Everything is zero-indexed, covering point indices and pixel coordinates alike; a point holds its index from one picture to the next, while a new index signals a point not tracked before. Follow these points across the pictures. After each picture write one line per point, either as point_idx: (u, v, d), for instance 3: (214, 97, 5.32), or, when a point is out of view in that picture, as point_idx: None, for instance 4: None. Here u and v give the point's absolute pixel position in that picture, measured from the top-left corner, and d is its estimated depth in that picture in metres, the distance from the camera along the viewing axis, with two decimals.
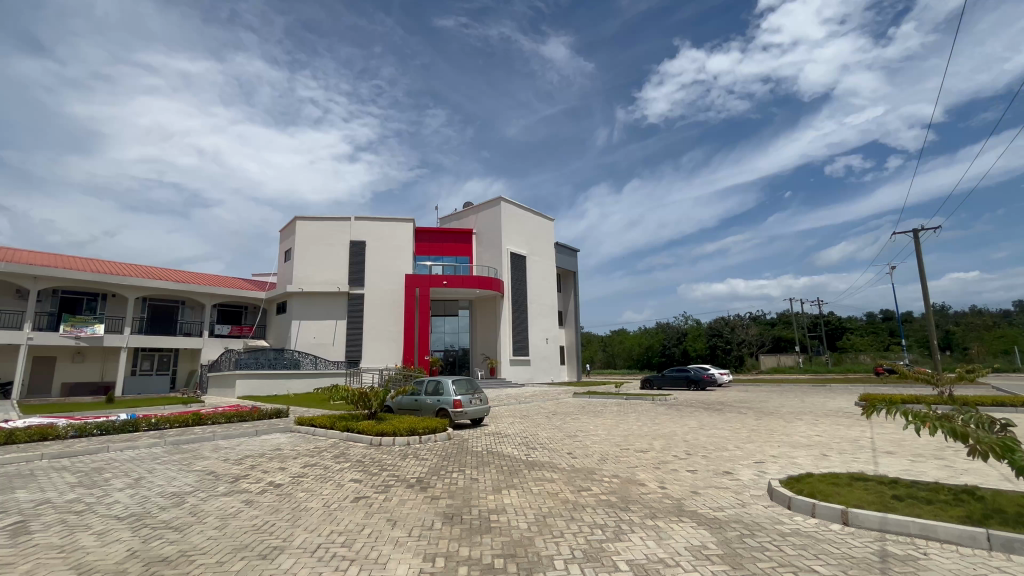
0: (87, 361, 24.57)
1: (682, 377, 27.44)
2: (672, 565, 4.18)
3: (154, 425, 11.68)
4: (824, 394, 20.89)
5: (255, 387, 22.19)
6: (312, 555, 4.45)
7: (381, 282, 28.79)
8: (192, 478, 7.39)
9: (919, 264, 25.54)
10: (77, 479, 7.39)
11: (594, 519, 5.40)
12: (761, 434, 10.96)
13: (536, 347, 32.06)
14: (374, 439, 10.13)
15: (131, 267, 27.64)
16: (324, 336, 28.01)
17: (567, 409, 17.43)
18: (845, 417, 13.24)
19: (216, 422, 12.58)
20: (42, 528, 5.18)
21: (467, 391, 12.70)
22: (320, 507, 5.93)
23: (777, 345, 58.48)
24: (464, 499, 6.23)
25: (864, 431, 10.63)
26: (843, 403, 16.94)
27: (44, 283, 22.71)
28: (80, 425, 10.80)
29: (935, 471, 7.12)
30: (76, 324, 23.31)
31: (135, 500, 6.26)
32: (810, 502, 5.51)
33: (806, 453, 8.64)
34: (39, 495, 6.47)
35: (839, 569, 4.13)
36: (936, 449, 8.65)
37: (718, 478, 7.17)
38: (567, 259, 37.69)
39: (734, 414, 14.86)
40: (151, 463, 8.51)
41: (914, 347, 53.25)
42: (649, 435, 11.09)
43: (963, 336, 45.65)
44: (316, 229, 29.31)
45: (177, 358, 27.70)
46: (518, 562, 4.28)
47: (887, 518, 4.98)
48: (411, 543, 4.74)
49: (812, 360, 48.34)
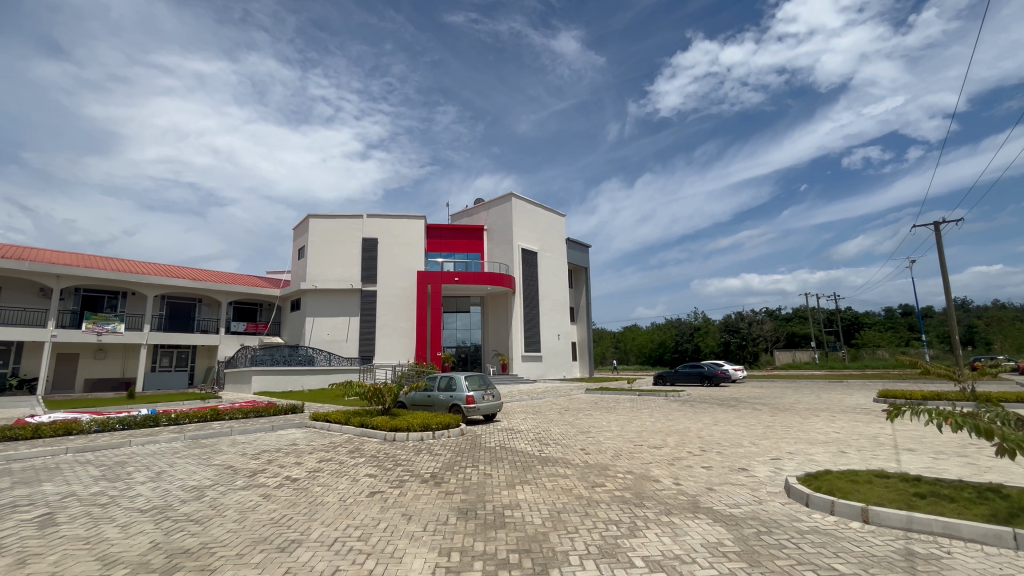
0: (108, 358, 25.08)
1: (695, 373, 27.12)
2: (688, 562, 4.16)
3: (174, 420, 11.89)
4: (842, 391, 20.62)
5: (270, 383, 22.54)
6: (329, 548, 4.51)
7: (393, 279, 28.97)
8: (212, 473, 7.54)
9: (941, 258, 24.94)
10: (102, 472, 7.59)
11: (608, 514, 5.38)
12: (776, 430, 10.81)
13: (547, 343, 32.03)
14: (388, 434, 10.19)
15: (149, 266, 28.11)
16: (338, 333, 28.27)
17: (580, 405, 17.43)
18: (862, 414, 13.07)
19: (233, 417, 12.79)
20: (68, 519, 5.33)
21: (479, 387, 12.76)
22: (336, 501, 6.01)
23: (792, 340, 57.82)
24: (478, 494, 6.25)
25: (883, 427, 10.50)
26: (860, 400, 16.74)
27: (66, 283, 23.28)
28: (102, 420, 11.07)
29: (958, 468, 6.99)
30: (97, 323, 23.82)
31: (157, 493, 6.40)
32: (829, 499, 5.44)
33: (824, 449, 8.54)
34: (66, 488, 6.66)
35: (860, 568, 4.05)
36: (958, 446, 8.49)
37: (735, 474, 7.09)
38: (578, 254, 37.47)
39: (749, 410, 14.71)
40: (172, 458, 8.69)
41: (934, 342, 52.37)
42: (664, 431, 11.02)
43: (985, 331, 44.63)
44: (330, 226, 29.59)
45: (194, 354, 28.32)
46: (533, 557, 4.29)
47: (911, 517, 4.88)
48: (426, 538, 4.77)
49: (828, 356, 47.73)
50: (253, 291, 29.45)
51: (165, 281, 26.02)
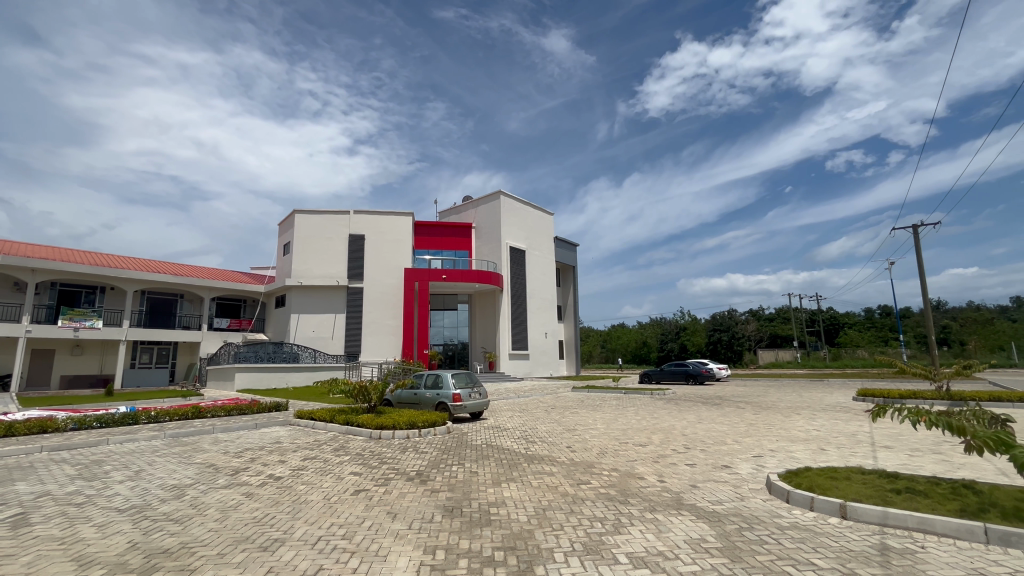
0: (85, 354, 24.61)
1: (681, 371, 27.33)
2: (671, 558, 4.20)
3: (153, 418, 11.68)
4: (823, 389, 20.95)
5: (253, 380, 22.26)
6: (313, 547, 4.47)
7: (380, 276, 28.78)
8: (193, 470, 7.43)
9: (920, 260, 25.43)
10: (77, 471, 7.42)
11: (593, 511, 5.43)
12: (759, 428, 10.95)
13: (535, 342, 32.04)
14: (373, 433, 10.12)
15: (127, 260, 27.45)
16: (323, 330, 28.04)
17: (566, 402, 17.56)
18: (843, 412, 13.26)
19: (215, 414, 12.61)
20: (42, 520, 5.19)
21: (466, 385, 12.78)
22: (320, 499, 5.95)
23: (774, 341, 58.71)
24: (464, 491, 6.26)
25: (862, 425, 10.70)
26: (841, 398, 16.99)
27: (42, 276, 22.64)
28: (79, 417, 10.81)
29: (932, 465, 7.15)
30: (74, 318, 23.33)
31: (135, 492, 6.27)
32: (809, 496, 5.53)
33: (804, 447, 8.69)
34: (39, 488, 6.47)
35: (837, 562, 4.14)
36: (933, 444, 8.69)
37: (717, 471, 7.18)
38: (566, 253, 37.64)
39: (732, 409, 14.82)
40: (152, 456, 8.52)
41: (912, 343, 53.41)
42: (649, 429, 11.07)
43: (960, 332, 45.90)
44: (316, 222, 29.24)
45: (176, 351, 27.82)
46: (518, 554, 4.30)
47: (886, 512, 5.00)
48: (411, 535, 4.76)
49: (809, 355, 48.74)
50: (235, 286, 29.12)
51: (146, 276, 25.54)
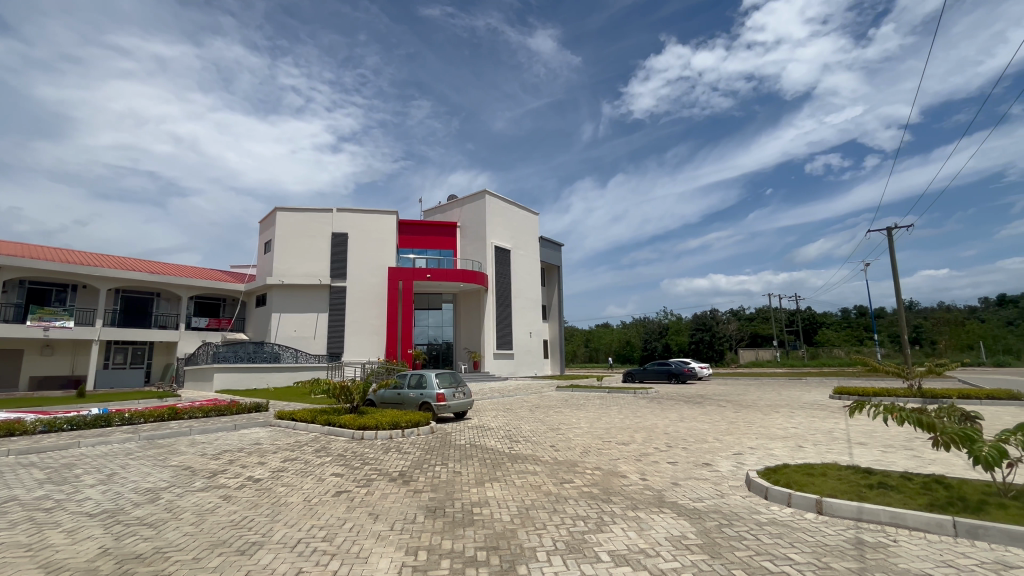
0: (56, 354, 23.87)
1: (663, 370, 27.53)
2: (653, 556, 4.24)
3: (127, 420, 11.38)
4: (801, 388, 21.32)
5: (232, 381, 21.85)
6: (292, 550, 4.39)
7: (364, 275, 28.50)
8: (168, 473, 7.25)
9: (893, 261, 26.07)
10: (46, 475, 7.19)
11: (576, 510, 5.45)
12: (739, 426, 11.12)
13: (519, 341, 32.06)
14: (356, 434, 10.02)
15: (101, 258, 26.73)
16: (305, 330, 27.67)
17: (550, 402, 17.58)
18: (821, 410, 13.53)
19: (192, 416, 12.35)
20: (8, 526, 5.01)
21: (450, 384, 12.72)
22: (300, 502, 5.86)
23: (755, 340, 59.64)
24: (447, 492, 6.23)
25: (838, 423, 10.92)
26: (817, 396, 17.31)
27: (9, 274, 21.89)
28: (49, 420, 10.50)
29: (905, 461, 7.34)
30: (43, 316, 22.59)
31: (107, 496, 6.10)
32: (786, 492, 5.64)
33: (782, 444, 8.86)
34: (5, 493, 6.26)
35: (813, 557, 4.22)
36: (905, 440, 8.93)
37: (699, 469, 7.27)
38: (551, 253, 37.74)
39: (713, 407, 14.96)
40: (125, 459, 8.31)
41: (886, 342, 54.78)
42: (631, 428, 11.16)
43: (932, 331, 47.16)
44: (298, 220, 28.83)
45: (152, 351, 27.18)
46: (500, 554, 4.29)
47: (861, 508, 5.10)
48: (393, 537, 4.71)
49: (788, 355, 49.65)
50: (214, 284, 28.59)
51: (121, 274, 24.93)
